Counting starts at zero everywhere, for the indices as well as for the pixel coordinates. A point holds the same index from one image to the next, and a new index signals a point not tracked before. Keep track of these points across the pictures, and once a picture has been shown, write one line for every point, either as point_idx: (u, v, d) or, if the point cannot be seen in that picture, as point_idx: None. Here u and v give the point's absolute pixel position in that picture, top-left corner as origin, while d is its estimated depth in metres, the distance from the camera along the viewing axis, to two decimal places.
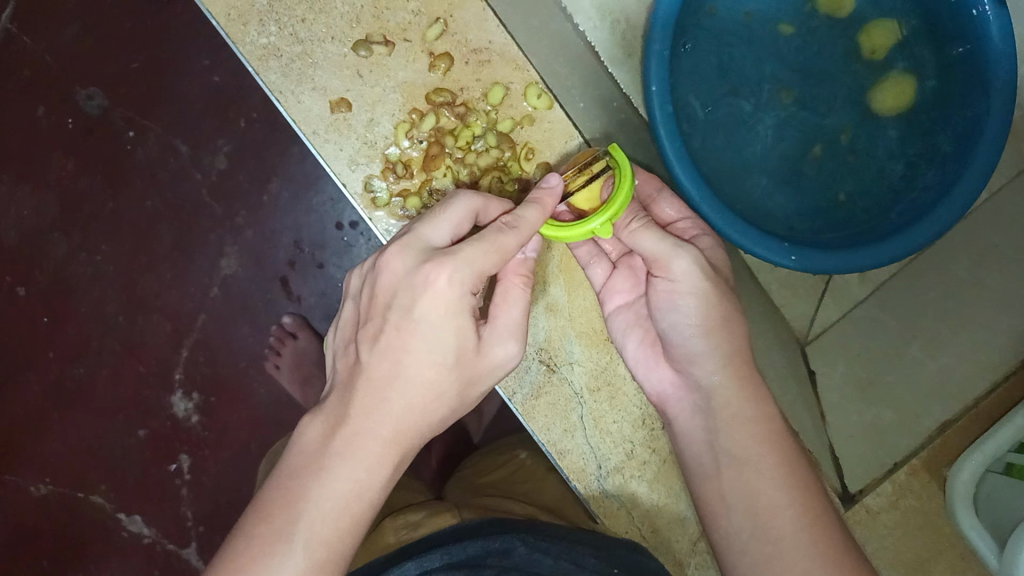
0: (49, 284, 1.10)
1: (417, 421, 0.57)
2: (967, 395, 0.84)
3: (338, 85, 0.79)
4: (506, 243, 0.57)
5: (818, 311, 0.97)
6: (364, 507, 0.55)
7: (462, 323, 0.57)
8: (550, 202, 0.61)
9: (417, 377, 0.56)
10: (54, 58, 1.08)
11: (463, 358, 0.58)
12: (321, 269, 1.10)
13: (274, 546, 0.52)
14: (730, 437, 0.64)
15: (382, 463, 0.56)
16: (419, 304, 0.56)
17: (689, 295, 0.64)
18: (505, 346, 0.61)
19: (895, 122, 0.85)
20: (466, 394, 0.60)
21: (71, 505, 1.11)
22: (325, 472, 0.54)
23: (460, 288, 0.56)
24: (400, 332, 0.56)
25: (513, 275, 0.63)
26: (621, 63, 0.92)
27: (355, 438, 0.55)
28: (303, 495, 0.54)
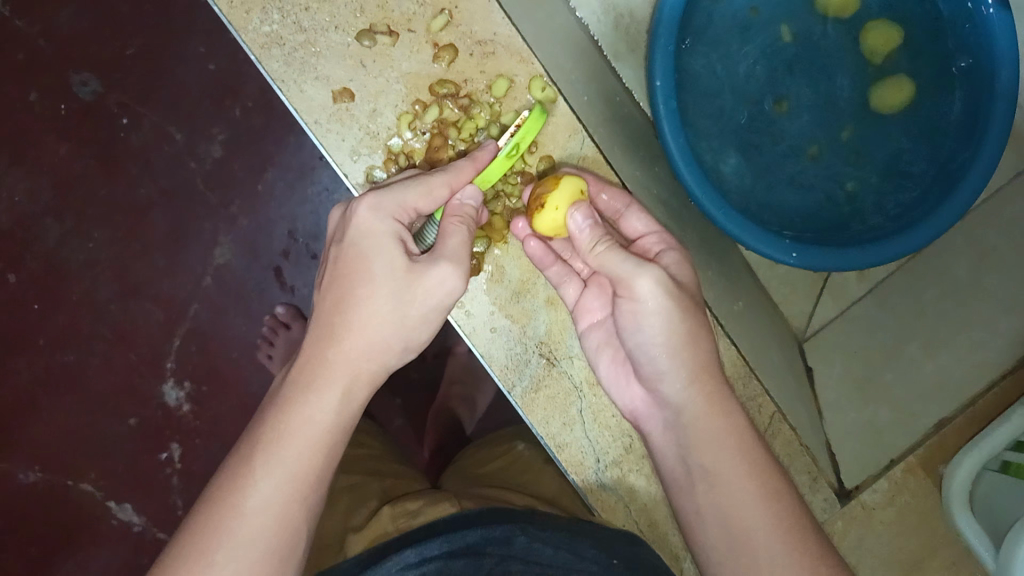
0: (39, 270, 1.09)
1: (363, 345, 0.60)
2: (963, 394, 0.86)
3: (341, 74, 0.78)
4: (432, 182, 0.64)
5: (817, 307, 0.97)
6: (321, 429, 0.58)
7: (389, 248, 0.61)
8: (482, 156, 0.67)
9: (357, 304, 0.60)
10: (47, 41, 1.06)
11: (397, 279, 0.61)
12: (315, 260, 1.10)
13: (238, 475, 0.55)
14: (701, 452, 0.63)
15: (332, 383, 0.59)
16: (348, 234, 0.62)
17: (653, 315, 0.64)
18: (442, 269, 0.62)
19: (894, 119, 0.85)
20: (413, 316, 0.62)
21: (60, 493, 1.10)
22: (281, 401, 0.58)
23: (379, 214, 0.62)
24: (336, 262, 0.62)
25: (451, 217, 0.64)
26: (624, 58, 0.92)
27: (306, 366, 0.59)
28: (264, 425, 0.57)
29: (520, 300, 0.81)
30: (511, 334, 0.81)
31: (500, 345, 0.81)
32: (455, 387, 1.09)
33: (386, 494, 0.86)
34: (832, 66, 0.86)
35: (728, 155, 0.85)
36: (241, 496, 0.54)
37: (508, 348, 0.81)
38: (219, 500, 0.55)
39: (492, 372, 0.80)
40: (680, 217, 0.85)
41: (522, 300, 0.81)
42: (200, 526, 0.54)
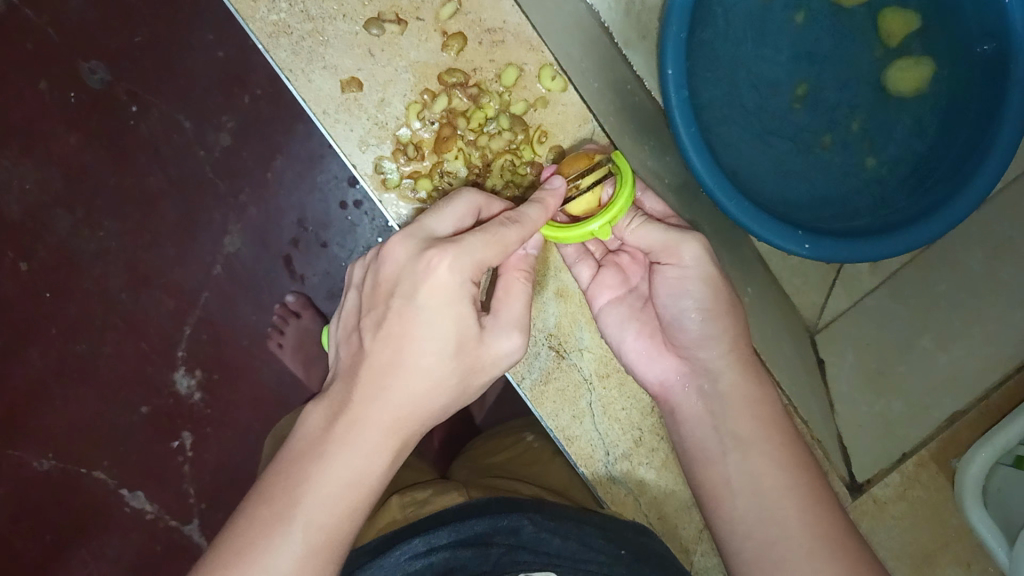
0: (51, 259, 1.09)
1: (415, 409, 0.56)
2: (977, 388, 0.85)
3: (349, 64, 0.78)
4: (507, 235, 0.57)
5: (829, 299, 0.97)
6: (362, 494, 0.55)
7: (462, 314, 0.56)
8: (553, 203, 0.61)
9: (417, 364, 0.56)
10: (56, 30, 1.06)
11: (461, 346, 0.57)
12: (324, 248, 1.10)
13: (273, 528, 0.52)
14: (737, 419, 0.64)
15: (380, 449, 0.55)
16: (419, 292, 0.55)
17: (698, 279, 0.64)
18: (506, 339, 0.60)
19: (910, 104, 0.84)
20: (467, 383, 0.59)
21: (73, 481, 1.10)
22: (326, 460, 0.54)
23: (459, 277, 0.55)
24: (399, 316, 0.56)
25: (513, 270, 0.62)
26: (636, 46, 0.91)
27: (356, 424, 0.55)
28: (304, 478, 0.53)
29: (530, 293, 0.81)
30: None
31: None
32: None
33: (396, 486, 0.86)
34: (851, 55, 0.86)
35: (742, 142, 0.84)
36: (271, 556, 0.51)
37: None
38: (246, 550, 0.51)
39: None
40: (692, 206, 0.84)
41: (532, 292, 0.81)
42: (225, 569, 0.51)
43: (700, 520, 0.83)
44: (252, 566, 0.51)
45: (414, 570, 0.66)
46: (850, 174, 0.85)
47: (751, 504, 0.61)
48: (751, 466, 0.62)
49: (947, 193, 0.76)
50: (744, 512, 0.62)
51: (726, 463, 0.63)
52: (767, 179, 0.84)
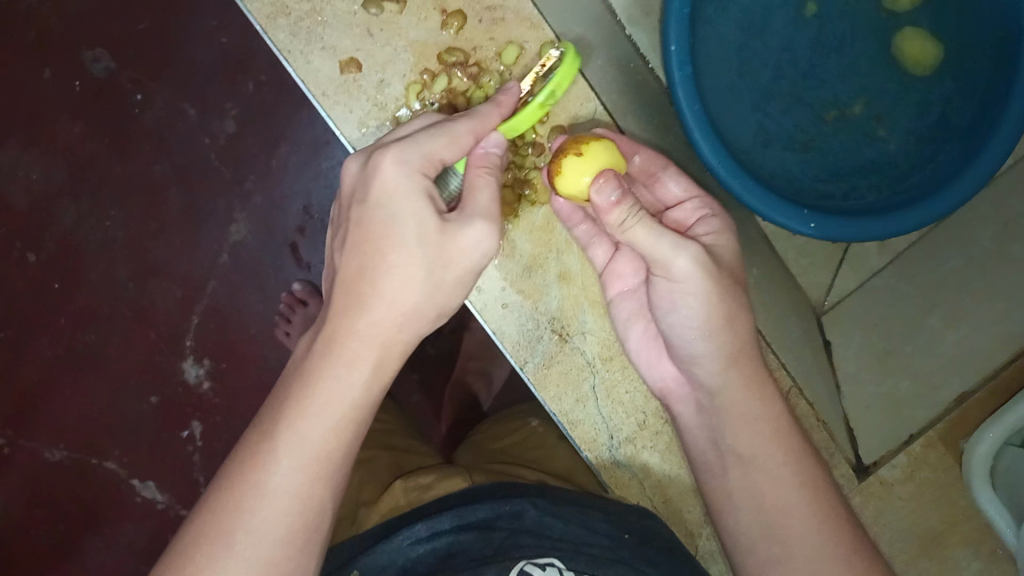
0: (58, 249, 1.09)
1: (393, 311, 0.56)
2: (987, 367, 0.85)
3: (347, 44, 0.78)
4: (457, 130, 0.58)
5: (837, 279, 0.97)
6: (348, 407, 0.55)
7: (418, 204, 0.56)
8: (504, 100, 0.62)
9: (382, 272, 0.56)
10: (60, 19, 1.05)
11: (429, 236, 0.56)
12: (330, 235, 1.10)
13: (258, 453, 0.53)
14: (735, 438, 0.64)
15: (359, 358, 0.55)
16: (371, 193, 0.56)
17: (690, 296, 0.62)
18: (477, 227, 0.58)
19: (915, 81, 0.83)
20: (439, 278, 0.58)
21: (82, 470, 1.11)
22: (305, 380, 0.54)
23: (405, 168, 0.56)
24: (358, 226, 0.57)
25: (477, 166, 0.60)
26: (638, 24, 0.87)
27: (330, 338, 0.55)
28: (286, 402, 0.54)
29: (532, 276, 0.81)
30: (522, 310, 0.80)
31: (511, 320, 0.80)
32: (472, 364, 1.07)
33: (399, 470, 0.86)
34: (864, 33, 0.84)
35: (743, 124, 0.83)
36: (258, 480, 0.52)
37: (519, 324, 0.80)
38: (233, 481, 0.52)
39: (503, 348, 0.80)
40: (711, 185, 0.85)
41: (533, 275, 0.81)
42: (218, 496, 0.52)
43: (702, 515, 0.82)
44: (243, 491, 0.52)
45: (416, 556, 0.66)
46: (858, 153, 0.84)
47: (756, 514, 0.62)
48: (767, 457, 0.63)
49: (956, 169, 0.75)
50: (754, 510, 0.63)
51: (728, 477, 0.64)
52: (770, 156, 0.83)
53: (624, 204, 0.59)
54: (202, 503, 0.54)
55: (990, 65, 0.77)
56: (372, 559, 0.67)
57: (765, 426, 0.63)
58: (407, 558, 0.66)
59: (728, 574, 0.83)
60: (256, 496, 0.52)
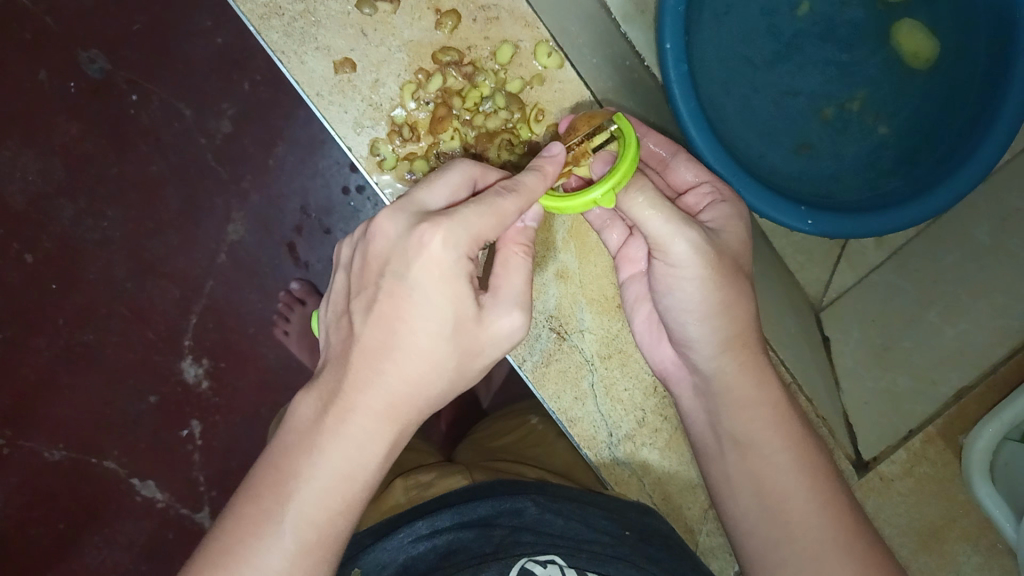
0: (56, 249, 1.09)
1: (416, 395, 0.54)
2: (986, 362, 0.85)
3: (341, 44, 0.78)
4: (505, 207, 0.54)
5: (834, 275, 0.97)
6: (359, 488, 0.53)
7: (460, 289, 0.53)
8: (551, 169, 0.58)
9: (409, 351, 0.53)
10: (55, 19, 1.05)
11: (462, 324, 0.54)
12: (328, 234, 1.10)
13: (261, 526, 0.51)
14: (732, 419, 0.64)
15: (377, 439, 0.53)
16: (411, 270, 0.52)
17: (687, 280, 0.62)
18: (509, 316, 0.57)
19: (912, 75, 0.83)
20: (464, 362, 0.56)
21: (82, 470, 1.11)
22: (317, 450, 0.52)
23: (453, 252, 0.52)
24: (387, 300, 0.53)
25: (512, 244, 0.59)
26: (634, 21, 0.87)
27: (348, 414, 0.53)
28: (297, 471, 0.52)
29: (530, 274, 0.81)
30: None
31: None
32: None
33: (397, 468, 0.86)
34: (859, 29, 0.84)
35: (740, 121, 0.83)
36: (263, 553, 0.51)
37: None
38: (233, 547, 0.51)
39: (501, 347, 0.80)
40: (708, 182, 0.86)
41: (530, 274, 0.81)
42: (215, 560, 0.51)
43: (704, 499, 0.83)
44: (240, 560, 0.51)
45: (418, 554, 0.67)
46: (856, 148, 0.84)
47: (755, 507, 0.62)
48: (761, 457, 0.62)
49: (955, 163, 0.75)
50: (750, 509, 0.62)
51: (727, 462, 0.65)
52: (767, 153, 0.83)
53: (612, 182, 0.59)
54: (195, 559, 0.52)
55: (986, 54, 0.76)
56: (374, 556, 0.67)
57: (763, 410, 0.63)
58: (406, 556, 0.67)
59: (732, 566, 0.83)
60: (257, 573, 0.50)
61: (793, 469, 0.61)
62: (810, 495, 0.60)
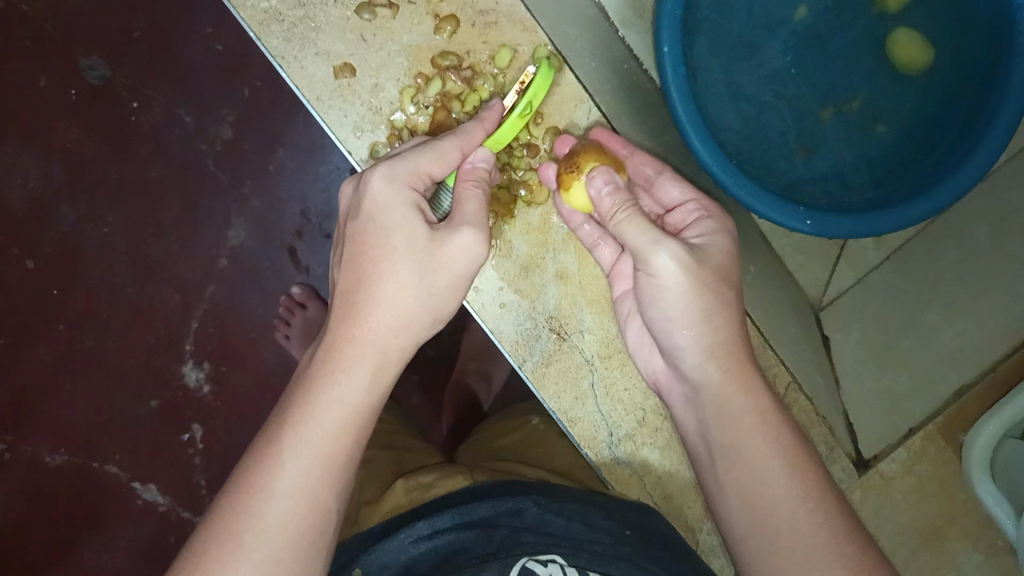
0: (57, 254, 1.09)
1: (391, 315, 0.61)
2: (984, 360, 0.87)
3: (341, 49, 0.78)
4: (444, 146, 0.63)
5: (834, 274, 0.94)
6: (350, 410, 0.58)
7: (407, 214, 0.61)
8: (488, 115, 0.68)
9: (377, 280, 0.60)
10: (55, 26, 1.06)
11: (419, 244, 0.61)
12: (328, 239, 1.10)
13: (266, 454, 0.56)
14: (720, 431, 0.64)
15: (360, 357, 0.59)
16: (364, 209, 0.62)
17: (670, 291, 0.64)
18: (465, 235, 0.62)
19: (910, 75, 0.83)
20: (434, 284, 0.62)
21: (85, 475, 1.11)
22: (311, 380, 0.59)
23: (396, 185, 0.61)
24: (351, 246, 0.62)
25: (464, 182, 0.65)
26: (632, 25, 0.87)
27: (333, 343, 0.60)
28: (293, 401, 0.58)
29: (530, 275, 0.81)
30: (520, 310, 0.81)
31: (508, 321, 0.81)
32: (471, 364, 1.08)
33: (399, 469, 0.87)
34: (855, 32, 0.85)
35: (739, 123, 0.83)
36: (268, 474, 0.55)
37: (517, 324, 0.81)
38: (244, 479, 0.56)
39: (501, 349, 0.80)
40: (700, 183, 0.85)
41: (530, 275, 0.81)
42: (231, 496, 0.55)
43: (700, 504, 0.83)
44: (252, 489, 0.55)
45: (418, 554, 0.67)
46: (854, 149, 0.85)
47: (746, 515, 0.62)
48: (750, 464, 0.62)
49: (954, 162, 0.75)
50: (739, 515, 0.63)
51: (718, 470, 0.65)
52: (766, 156, 0.83)
53: (615, 195, 0.63)
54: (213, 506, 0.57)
55: (983, 58, 0.77)
56: (377, 556, 0.68)
57: (754, 417, 0.63)
58: (407, 557, 0.67)
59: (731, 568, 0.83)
60: (265, 492, 0.55)
61: (794, 467, 0.62)
62: (811, 493, 0.61)
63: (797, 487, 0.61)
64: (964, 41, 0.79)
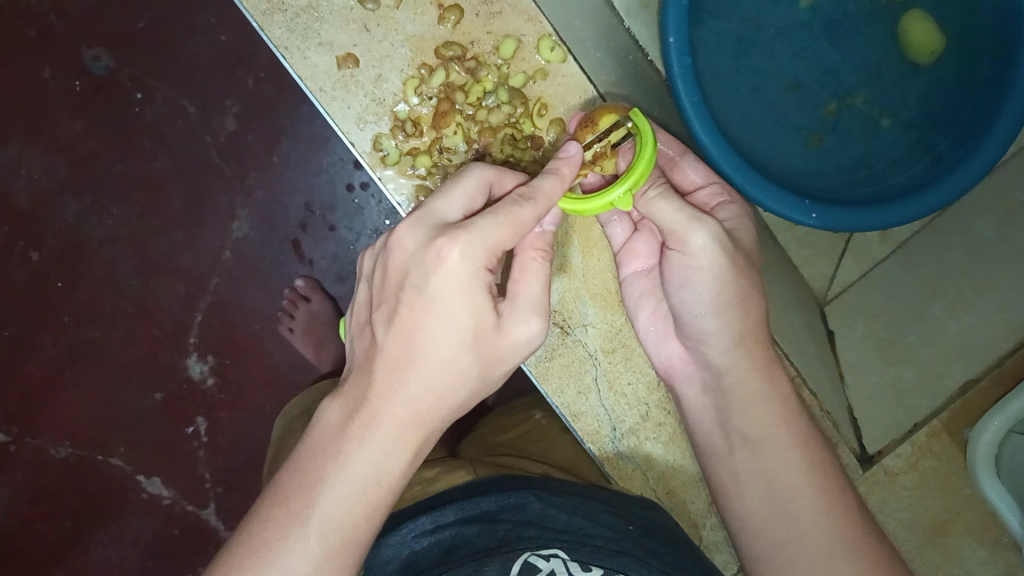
0: (61, 247, 1.09)
1: (440, 405, 0.55)
2: (991, 356, 0.85)
3: (344, 40, 0.78)
4: (524, 217, 0.54)
5: (839, 269, 0.97)
6: (384, 495, 0.54)
7: (479, 300, 0.53)
8: (569, 173, 0.58)
9: (433, 360, 0.53)
10: (59, 18, 1.05)
11: (483, 336, 0.55)
12: (332, 231, 1.09)
13: (287, 532, 0.51)
14: (742, 418, 0.64)
15: (402, 447, 0.54)
16: (432, 282, 0.52)
17: (702, 273, 0.63)
18: (529, 323, 0.58)
19: (916, 68, 0.83)
20: (485, 371, 0.57)
21: (89, 467, 1.11)
22: (343, 459, 0.52)
23: (473, 265, 0.52)
24: (406, 313, 0.53)
25: (529, 250, 0.59)
26: (637, 15, 0.87)
27: (374, 422, 0.53)
28: (322, 476, 0.52)
29: None
30: None
31: None
32: None
33: None
34: (862, 23, 0.84)
35: (744, 116, 0.82)
36: (287, 556, 0.51)
37: None
38: (262, 557, 0.51)
39: None
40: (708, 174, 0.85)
41: None
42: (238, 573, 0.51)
43: (705, 496, 0.83)
44: (266, 567, 0.51)
45: (421, 549, 0.68)
46: (860, 143, 0.84)
47: (761, 501, 0.62)
48: (773, 451, 0.62)
49: (960, 156, 0.74)
50: (757, 503, 0.62)
51: (739, 454, 0.64)
52: (772, 148, 0.82)
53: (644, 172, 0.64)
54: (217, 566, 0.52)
55: (990, 48, 0.76)
56: (383, 548, 0.69)
57: (773, 405, 0.63)
58: (410, 551, 0.68)
59: (733, 563, 0.83)
60: None
61: (798, 464, 0.61)
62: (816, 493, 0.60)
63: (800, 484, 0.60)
64: (969, 33, 0.79)
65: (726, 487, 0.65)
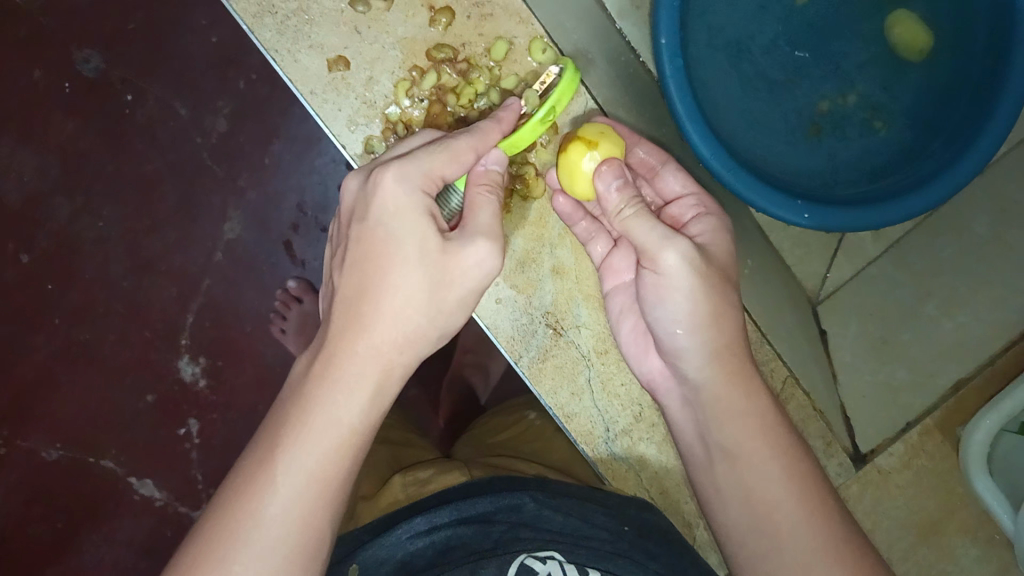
0: (52, 249, 1.09)
1: (395, 329, 0.58)
2: (982, 354, 0.87)
3: (335, 42, 0.78)
4: (458, 146, 0.59)
5: (832, 270, 0.94)
6: (348, 426, 0.56)
7: (423, 224, 0.57)
8: (505, 117, 0.64)
9: (386, 289, 0.57)
10: (49, 18, 1.05)
11: (430, 256, 0.58)
12: (324, 232, 1.09)
13: (263, 467, 0.54)
14: (721, 432, 0.64)
15: (360, 374, 0.57)
16: (374, 212, 0.57)
17: (678, 291, 0.63)
18: (479, 246, 0.59)
19: (908, 64, 0.83)
20: (442, 297, 0.59)
21: (81, 470, 1.11)
22: (309, 395, 0.56)
23: (411, 188, 0.57)
24: (352, 254, 0.58)
25: (477, 184, 0.61)
26: (628, 17, 0.86)
27: (334, 354, 0.57)
28: (292, 415, 0.55)
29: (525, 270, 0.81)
30: (516, 304, 0.81)
31: (504, 315, 0.80)
32: (468, 357, 1.08)
33: (397, 464, 0.86)
34: (855, 21, 0.84)
35: (737, 117, 0.82)
36: (263, 492, 0.53)
37: (513, 319, 0.81)
38: (242, 493, 0.53)
39: (498, 344, 0.80)
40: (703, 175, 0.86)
41: (527, 270, 0.81)
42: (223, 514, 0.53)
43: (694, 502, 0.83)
44: (246, 502, 0.53)
45: (415, 550, 0.67)
46: (852, 142, 0.84)
47: (741, 509, 0.62)
48: (748, 471, 0.62)
49: (953, 155, 0.75)
50: (734, 519, 0.63)
51: (717, 469, 0.64)
52: (765, 149, 0.82)
53: (624, 190, 0.62)
54: (203, 521, 0.54)
55: (983, 46, 0.77)
56: (370, 553, 0.67)
57: (750, 418, 0.63)
58: (405, 552, 0.67)
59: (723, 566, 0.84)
60: (263, 515, 0.52)
61: (789, 469, 0.61)
62: (805, 499, 0.60)
63: (789, 491, 0.61)
64: (962, 30, 0.79)
65: (711, 498, 0.65)
